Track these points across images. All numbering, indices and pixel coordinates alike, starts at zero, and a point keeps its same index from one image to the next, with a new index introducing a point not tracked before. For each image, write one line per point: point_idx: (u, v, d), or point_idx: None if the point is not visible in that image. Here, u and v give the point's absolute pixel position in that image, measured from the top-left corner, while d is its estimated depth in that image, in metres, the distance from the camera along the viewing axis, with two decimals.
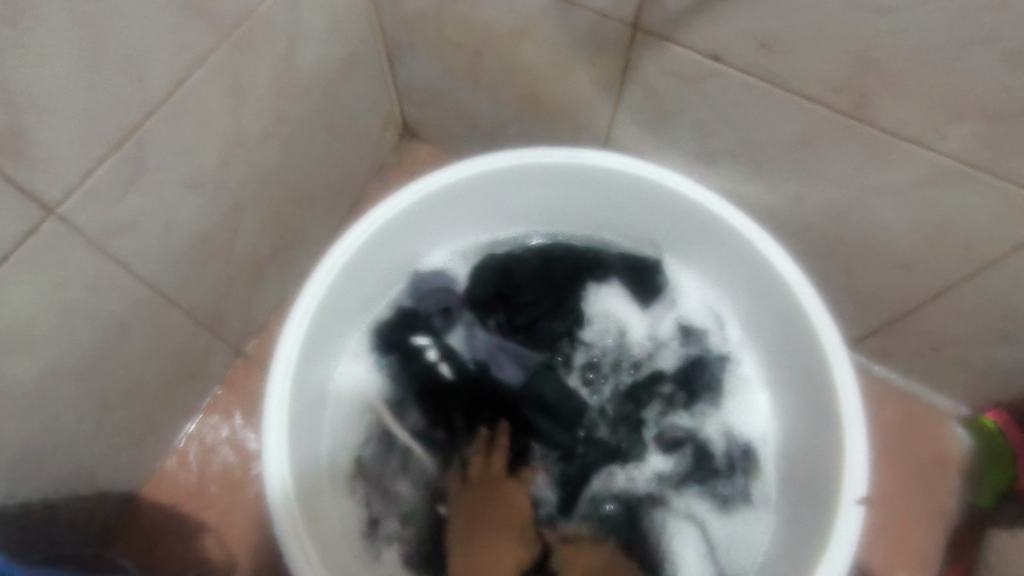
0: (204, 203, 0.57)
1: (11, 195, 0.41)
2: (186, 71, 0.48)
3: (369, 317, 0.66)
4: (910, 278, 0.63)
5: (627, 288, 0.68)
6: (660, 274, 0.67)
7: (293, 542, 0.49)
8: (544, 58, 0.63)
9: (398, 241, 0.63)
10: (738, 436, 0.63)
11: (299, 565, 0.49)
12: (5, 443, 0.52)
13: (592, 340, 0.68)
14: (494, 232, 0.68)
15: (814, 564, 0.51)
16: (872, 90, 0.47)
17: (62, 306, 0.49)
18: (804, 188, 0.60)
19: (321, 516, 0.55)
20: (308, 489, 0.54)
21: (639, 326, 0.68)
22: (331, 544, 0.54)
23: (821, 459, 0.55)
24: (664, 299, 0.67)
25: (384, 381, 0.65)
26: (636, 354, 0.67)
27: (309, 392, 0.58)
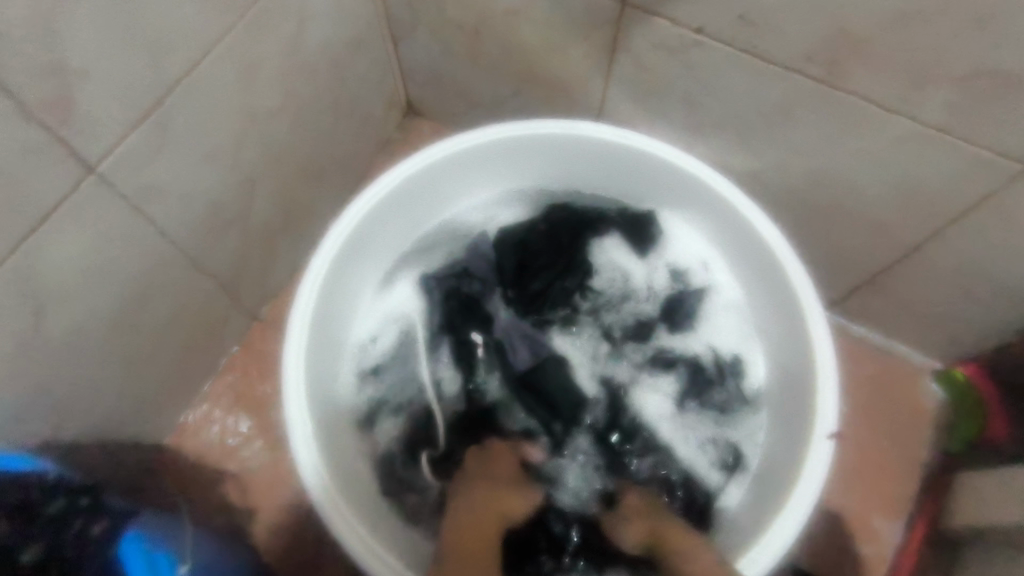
0: (223, 171, 0.62)
1: (57, 154, 0.46)
2: (208, 46, 0.52)
3: (375, 287, 0.70)
4: (881, 237, 0.68)
5: (627, 241, 0.72)
6: (657, 229, 0.71)
7: (321, 491, 0.53)
8: (540, 35, 0.67)
9: (396, 214, 0.67)
10: (728, 368, 0.68)
11: (328, 511, 0.53)
12: (50, 388, 0.57)
13: (599, 289, 0.72)
14: (490, 199, 0.72)
15: (790, 481, 0.56)
16: (841, 58, 0.51)
17: (99, 262, 0.54)
18: (782, 154, 0.64)
19: (346, 470, 0.59)
20: (331, 445, 0.58)
21: (640, 274, 0.72)
22: (357, 494, 0.58)
23: (800, 398, 0.60)
24: (660, 248, 0.71)
25: (389, 345, 0.69)
26: (636, 299, 0.72)
27: (323, 356, 0.62)
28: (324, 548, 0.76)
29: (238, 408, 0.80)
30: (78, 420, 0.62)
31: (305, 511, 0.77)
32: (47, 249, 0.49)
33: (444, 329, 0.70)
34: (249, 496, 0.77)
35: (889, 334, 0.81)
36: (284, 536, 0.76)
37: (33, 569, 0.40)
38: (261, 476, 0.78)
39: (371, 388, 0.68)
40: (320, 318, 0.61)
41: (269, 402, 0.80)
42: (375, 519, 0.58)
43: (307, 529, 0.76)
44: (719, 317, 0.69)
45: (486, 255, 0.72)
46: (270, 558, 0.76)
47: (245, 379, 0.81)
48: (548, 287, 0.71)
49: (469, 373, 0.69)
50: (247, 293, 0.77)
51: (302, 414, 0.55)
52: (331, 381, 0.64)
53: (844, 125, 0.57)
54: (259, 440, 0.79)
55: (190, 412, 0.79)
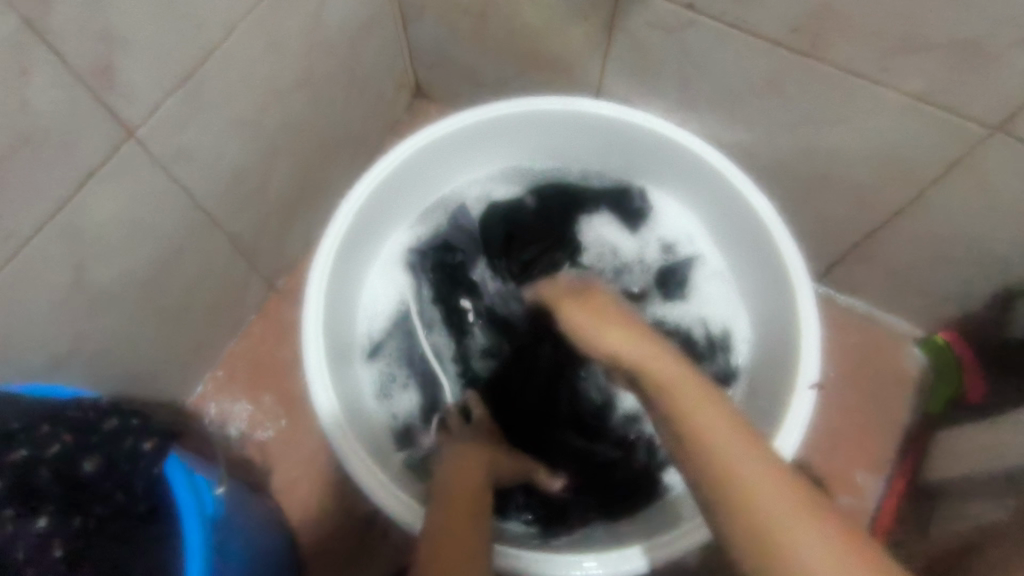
0: (247, 141, 0.66)
1: (102, 117, 0.50)
2: (235, 22, 0.56)
3: (378, 266, 0.74)
4: (864, 206, 0.72)
5: (616, 218, 0.77)
6: (642, 203, 0.76)
7: (345, 447, 0.57)
8: (542, 16, 0.71)
9: (398, 192, 0.71)
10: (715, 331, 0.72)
11: (354, 465, 0.56)
12: (89, 338, 0.62)
13: (590, 263, 0.77)
14: (484, 172, 0.76)
15: (775, 427, 0.60)
16: (821, 31, 0.55)
17: (135, 220, 0.59)
18: (770, 126, 0.68)
19: (365, 431, 0.63)
20: (350, 409, 0.62)
21: (629, 247, 0.77)
22: (379, 454, 0.62)
23: (783, 356, 0.64)
24: (648, 223, 0.76)
25: (392, 319, 0.74)
26: (625, 271, 0.76)
27: (336, 328, 0.66)
28: (339, 502, 0.80)
29: (257, 373, 0.84)
30: (110, 372, 0.67)
31: (319, 467, 0.82)
32: (91, 204, 0.53)
33: (440, 302, 0.75)
34: (267, 452, 0.82)
35: (874, 302, 0.86)
36: (300, 490, 0.81)
37: (95, 474, 0.49)
38: (278, 434, 0.82)
39: (377, 355, 0.72)
40: (334, 284, 0.65)
41: (287, 367, 0.85)
42: (389, 466, 0.63)
43: (322, 483, 0.81)
44: (704, 287, 0.74)
45: (470, 231, 0.76)
46: (287, 510, 0.80)
47: (263, 344, 0.85)
48: (537, 258, 0.75)
49: (467, 341, 0.74)
50: (264, 262, 0.82)
51: (322, 373, 0.59)
52: (346, 353, 0.68)
53: (825, 96, 0.61)
54: (276, 400, 0.84)
55: (211, 374, 0.84)
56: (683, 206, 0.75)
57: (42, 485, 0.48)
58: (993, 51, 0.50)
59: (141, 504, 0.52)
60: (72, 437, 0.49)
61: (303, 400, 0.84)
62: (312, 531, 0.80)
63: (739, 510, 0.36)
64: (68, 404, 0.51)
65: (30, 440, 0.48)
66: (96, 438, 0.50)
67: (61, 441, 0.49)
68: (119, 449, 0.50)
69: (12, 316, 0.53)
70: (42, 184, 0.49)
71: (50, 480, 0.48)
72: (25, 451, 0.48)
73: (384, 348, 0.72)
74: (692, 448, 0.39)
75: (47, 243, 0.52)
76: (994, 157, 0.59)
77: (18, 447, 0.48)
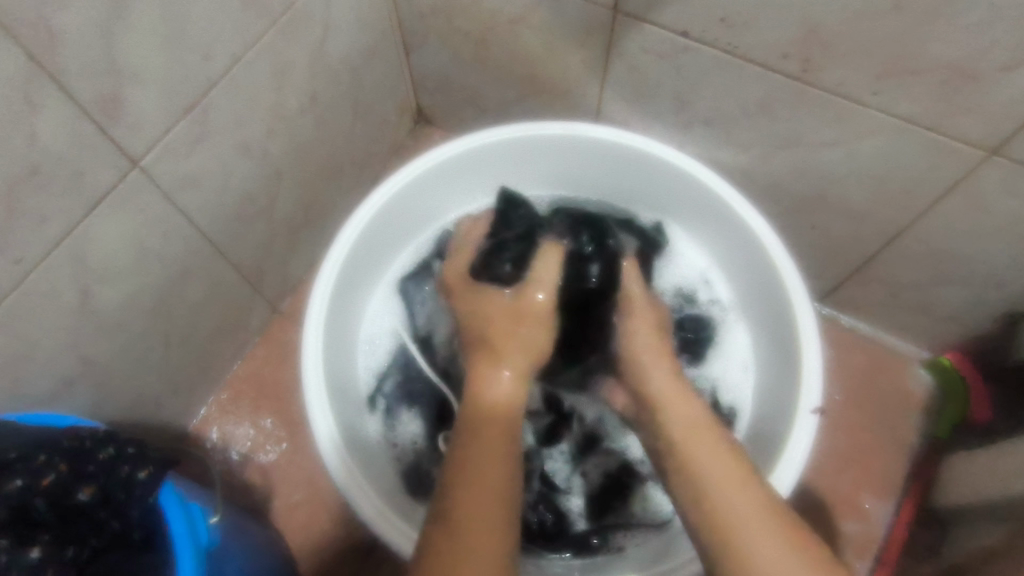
0: (252, 166, 0.67)
1: (109, 148, 0.52)
2: (241, 52, 0.58)
3: (377, 297, 0.74)
4: (865, 227, 0.72)
5: None
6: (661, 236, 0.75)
7: (350, 483, 0.56)
8: (541, 41, 0.72)
9: (394, 222, 0.71)
10: (722, 383, 0.71)
11: (362, 503, 0.56)
12: (96, 363, 0.62)
13: None
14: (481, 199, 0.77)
15: (772, 468, 0.58)
16: (816, 56, 0.55)
17: (139, 246, 0.59)
18: (770, 149, 0.68)
19: (371, 466, 0.62)
20: (353, 443, 0.61)
21: None
22: (386, 489, 0.61)
23: (786, 392, 0.63)
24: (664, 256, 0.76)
25: (390, 351, 0.73)
26: None
27: (337, 362, 0.66)
28: (340, 526, 0.80)
29: (260, 395, 0.85)
30: (115, 397, 0.67)
31: (320, 491, 0.81)
32: (99, 231, 0.55)
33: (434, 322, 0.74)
34: (269, 475, 0.82)
35: (880, 324, 0.85)
36: (301, 513, 0.81)
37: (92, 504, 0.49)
38: (280, 456, 0.83)
39: (380, 389, 0.71)
40: (334, 308, 0.66)
41: (290, 390, 0.85)
42: (388, 489, 0.62)
43: (323, 505, 0.81)
44: (728, 343, 0.73)
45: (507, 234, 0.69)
46: (288, 534, 0.80)
47: (266, 366, 0.86)
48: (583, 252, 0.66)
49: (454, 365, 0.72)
50: (269, 286, 0.82)
51: (321, 397, 0.59)
52: (350, 388, 0.67)
53: (822, 119, 0.61)
54: (279, 423, 0.84)
55: (215, 396, 0.84)
56: (695, 239, 0.75)
57: (39, 514, 0.48)
58: (986, 74, 0.51)
59: (136, 532, 0.53)
60: (68, 466, 0.49)
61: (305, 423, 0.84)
62: (311, 555, 0.79)
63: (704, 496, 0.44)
64: (67, 434, 0.52)
65: (26, 469, 0.48)
66: (90, 470, 0.50)
67: (56, 471, 0.48)
68: (114, 479, 0.51)
69: (19, 345, 0.54)
70: (49, 214, 0.50)
71: (45, 509, 0.48)
72: (21, 480, 0.47)
73: (386, 380, 0.72)
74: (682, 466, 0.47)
75: (54, 271, 0.53)
76: (992, 178, 0.58)
77: (14, 475, 0.47)
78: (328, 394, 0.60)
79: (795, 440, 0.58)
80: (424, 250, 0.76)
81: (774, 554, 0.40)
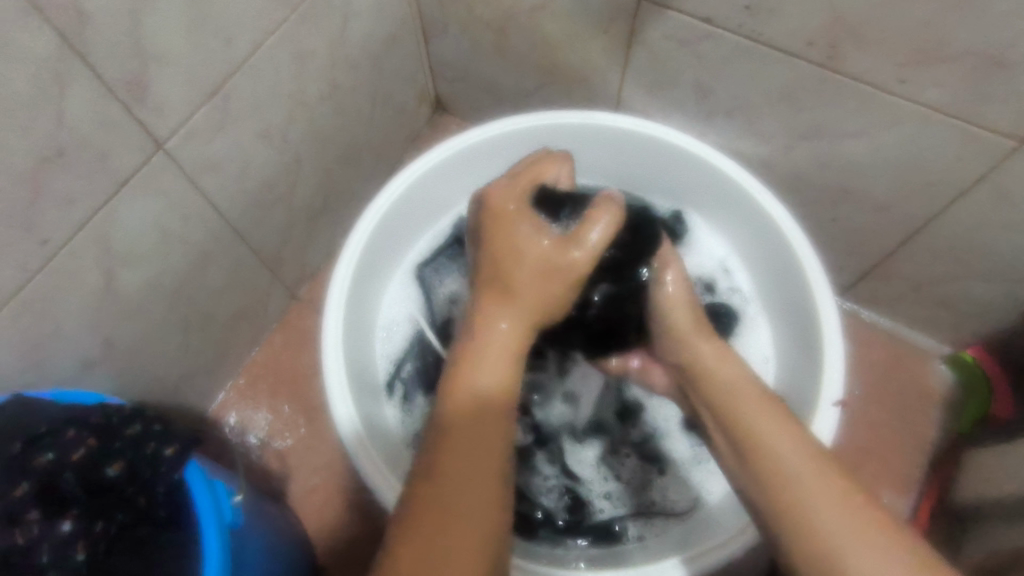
0: (273, 151, 0.67)
1: (134, 130, 0.52)
2: (264, 37, 0.58)
3: (393, 285, 0.74)
4: (887, 219, 0.71)
5: None
6: (681, 224, 0.75)
7: (368, 465, 0.57)
8: (560, 29, 0.71)
9: (413, 208, 0.71)
10: None
11: (379, 485, 0.56)
12: (117, 345, 0.63)
13: None
14: None
15: None
16: (842, 43, 0.55)
17: (161, 229, 0.60)
18: (791, 139, 0.67)
19: (387, 451, 0.63)
20: (372, 427, 0.62)
21: None
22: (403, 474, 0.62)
23: (807, 383, 0.63)
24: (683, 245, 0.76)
25: (407, 339, 0.73)
26: None
27: (355, 347, 0.66)
28: (357, 512, 0.80)
29: (278, 380, 0.85)
30: (136, 379, 0.68)
31: (337, 477, 0.82)
32: (124, 212, 0.55)
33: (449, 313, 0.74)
34: (286, 460, 0.82)
35: (900, 319, 0.84)
36: (318, 498, 0.81)
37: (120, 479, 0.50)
38: (298, 442, 0.83)
39: (397, 375, 0.71)
40: (354, 293, 0.66)
41: (308, 375, 0.86)
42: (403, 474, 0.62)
43: (341, 491, 0.81)
44: (747, 334, 0.72)
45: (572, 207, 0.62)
46: (304, 519, 0.81)
47: (284, 353, 0.86)
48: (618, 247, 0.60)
49: None
50: (287, 272, 0.83)
51: (342, 385, 0.60)
52: (367, 374, 0.67)
53: (844, 109, 0.61)
54: (296, 409, 0.85)
55: (232, 381, 0.85)
56: (717, 230, 0.74)
57: (66, 487, 0.49)
58: (1017, 62, 0.50)
59: (161, 509, 0.54)
60: (96, 440, 0.51)
61: (323, 409, 0.85)
62: (327, 539, 0.80)
63: (764, 480, 0.42)
64: (93, 410, 0.53)
65: (53, 443, 0.49)
66: (119, 444, 0.51)
67: (85, 446, 0.50)
68: (140, 455, 0.52)
69: (45, 324, 0.55)
70: (75, 194, 0.50)
71: (74, 483, 0.49)
72: (51, 454, 0.49)
73: (403, 366, 0.72)
74: (746, 455, 0.44)
75: (80, 252, 0.53)
76: (1020, 171, 0.58)
77: (44, 449, 0.49)
78: (348, 377, 0.61)
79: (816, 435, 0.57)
80: (441, 238, 0.76)
81: (830, 506, 0.39)
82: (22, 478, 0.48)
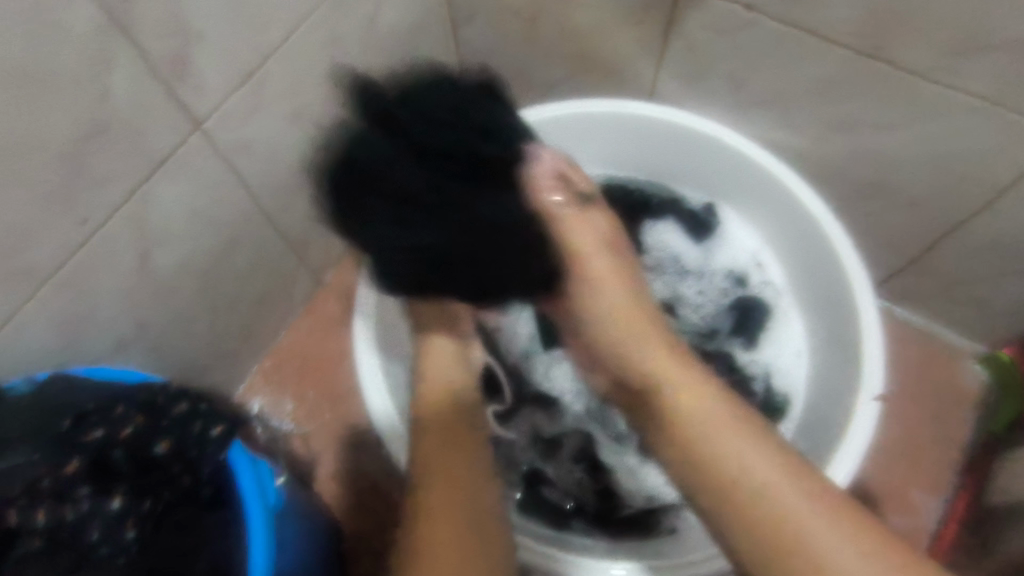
0: (305, 134, 0.67)
1: (172, 109, 0.51)
2: (300, 18, 0.57)
3: None
4: (928, 214, 0.70)
5: (682, 225, 0.75)
6: (713, 216, 0.74)
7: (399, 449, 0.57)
8: (595, 17, 0.70)
9: None
10: (777, 376, 0.70)
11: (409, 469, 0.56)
12: (149, 328, 0.63)
13: (658, 257, 0.76)
14: None
15: (830, 457, 0.57)
16: (891, 32, 0.53)
17: (195, 210, 0.60)
18: (831, 131, 0.66)
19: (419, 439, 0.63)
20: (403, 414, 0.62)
21: (692, 255, 0.76)
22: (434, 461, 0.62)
23: (845, 379, 0.62)
24: (716, 237, 0.75)
25: None
26: (692, 273, 0.75)
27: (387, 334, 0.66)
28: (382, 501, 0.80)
29: (303, 368, 0.85)
30: (165, 363, 0.68)
31: (363, 465, 0.82)
32: (161, 191, 0.55)
33: None
34: (310, 448, 0.82)
35: (933, 316, 0.83)
36: (343, 486, 0.81)
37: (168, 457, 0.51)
38: (323, 429, 0.83)
39: None
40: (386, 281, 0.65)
41: (332, 363, 0.85)
42: None
43: (366, 479, 0.81)
44: (781, 328, 0.71)
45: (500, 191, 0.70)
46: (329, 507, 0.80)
47: (308, 340, 0.86)
48: None
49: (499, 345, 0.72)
50: (314, 259, 0.82)
51: (372, 374, 0.59)
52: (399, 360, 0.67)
53: (888, 101, 0.60)
54: (321, 396, 0.84)
55: (257, 368, 0.84)
56: (749, 222, 0.73)
57: (114, 463, 0.49)
58: None
59: (205, 489, 0.54)
60: (144, 417, 0.51)
61: (348, 397, 0.85)
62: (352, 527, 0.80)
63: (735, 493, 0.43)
64: (137, 388, 0.53)
65: (104, 419, 0.50)
66: (166, 423, 0.52)
67: (134, 422, 0.51)
68: (187, 434, 0.52)
69: (81, 304, 0.54)
70: (114, 174, 0.50)
71: (123, 460, 0.50)
72: (100, 431, 0.50)
73: None
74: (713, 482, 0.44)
75: (116, 231, 0.53)
76: None
77: (93, 427, 0.50)
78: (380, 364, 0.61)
79: (844, 455, 0.56)
80: None
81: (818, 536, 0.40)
82: (72, 454, 0.48)
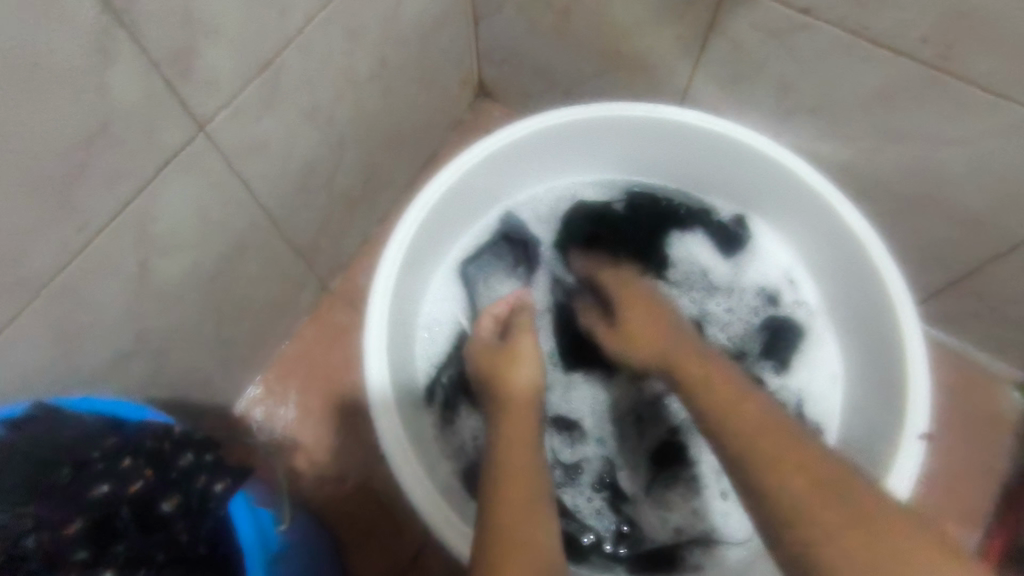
0: (316, 135, 0.63)
1: (179, 108, 0.47)
2: (316, 11, 0.53)
3: (436, 281, 0.70)
4: (979, 234, 0.65)
5: (712, 238, 0.71)
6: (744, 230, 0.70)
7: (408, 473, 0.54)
8: (630, 13, 0.66)
9: (461, 202, 0.67)
10: (810, 402, 0.66)
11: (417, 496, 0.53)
12: (149, 338, 0.59)
13: (685, 271, 0.72)
14: (550, 181, 0.72)
15: None
16: (961, 41, 0.49)
17: (201, 214, 0.56)
18: (879, 145, 0.62)
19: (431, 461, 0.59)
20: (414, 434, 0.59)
21: (721, 269, 0.72)
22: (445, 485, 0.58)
23: (886, 412, 0.58)
24: (746, 252, 0.71)
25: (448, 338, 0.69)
26: (721, 288, 0.71)
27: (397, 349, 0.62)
28: (389, 518, 0.78)
29: (308, 376, 0.82)
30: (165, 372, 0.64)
31: (369, 479, 0.79)
32: (167, 193, 0.51)
33: None
34: (316, 459, 0.79)
35: (971, 339, 0.79)
36: (348, 501, 0.78)
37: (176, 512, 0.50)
38: (329, 440, 0.80)
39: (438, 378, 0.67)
40: (398, 292, 0.62)
41: (339, 371, 0.82)
42: (448, 488, 0.59)
43: (372, 493, 0.78)
44: (816, 351, 0.67)
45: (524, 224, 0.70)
46: (333, 522, 0.78)
47: (315, 346, 0.83)
48: None
49: None
50: (321, 263, 0.79)
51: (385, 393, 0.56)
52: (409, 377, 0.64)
53: (947, 114, 0.55)
54: (326, 405, 0.81)
55: (261, 375, 0.81)
56: (784, 238, 0.69)
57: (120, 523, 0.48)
58: None
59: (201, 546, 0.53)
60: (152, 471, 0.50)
61: (355, 408, 0.81)
62: (358, 543, 0.77)
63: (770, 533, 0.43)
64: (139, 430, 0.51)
65: (112, 474, 0.48)
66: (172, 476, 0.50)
67: (144, 477, 0.49)
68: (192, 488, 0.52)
69: (78, 316, 0.51)
70: (116, 176, 0.46)
71: (129, 517, 0.48)
72: (107, 486, 0.48)
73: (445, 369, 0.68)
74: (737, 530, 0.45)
75: (116, 238, 0.49)
76: None
77: (98, 482, 0.48)
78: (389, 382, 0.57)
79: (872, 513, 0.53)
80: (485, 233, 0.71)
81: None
82: (74, 514, 0.47)
